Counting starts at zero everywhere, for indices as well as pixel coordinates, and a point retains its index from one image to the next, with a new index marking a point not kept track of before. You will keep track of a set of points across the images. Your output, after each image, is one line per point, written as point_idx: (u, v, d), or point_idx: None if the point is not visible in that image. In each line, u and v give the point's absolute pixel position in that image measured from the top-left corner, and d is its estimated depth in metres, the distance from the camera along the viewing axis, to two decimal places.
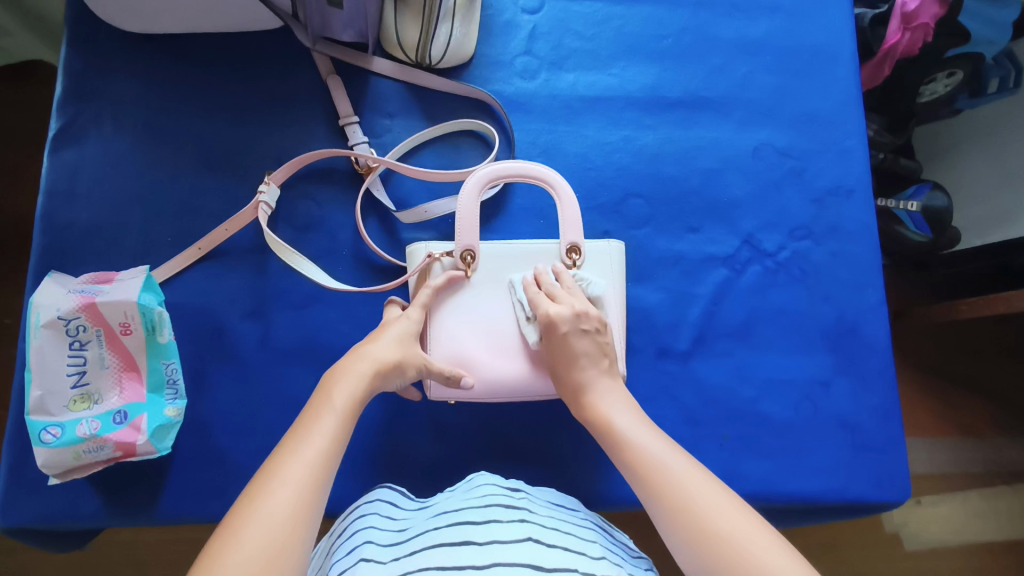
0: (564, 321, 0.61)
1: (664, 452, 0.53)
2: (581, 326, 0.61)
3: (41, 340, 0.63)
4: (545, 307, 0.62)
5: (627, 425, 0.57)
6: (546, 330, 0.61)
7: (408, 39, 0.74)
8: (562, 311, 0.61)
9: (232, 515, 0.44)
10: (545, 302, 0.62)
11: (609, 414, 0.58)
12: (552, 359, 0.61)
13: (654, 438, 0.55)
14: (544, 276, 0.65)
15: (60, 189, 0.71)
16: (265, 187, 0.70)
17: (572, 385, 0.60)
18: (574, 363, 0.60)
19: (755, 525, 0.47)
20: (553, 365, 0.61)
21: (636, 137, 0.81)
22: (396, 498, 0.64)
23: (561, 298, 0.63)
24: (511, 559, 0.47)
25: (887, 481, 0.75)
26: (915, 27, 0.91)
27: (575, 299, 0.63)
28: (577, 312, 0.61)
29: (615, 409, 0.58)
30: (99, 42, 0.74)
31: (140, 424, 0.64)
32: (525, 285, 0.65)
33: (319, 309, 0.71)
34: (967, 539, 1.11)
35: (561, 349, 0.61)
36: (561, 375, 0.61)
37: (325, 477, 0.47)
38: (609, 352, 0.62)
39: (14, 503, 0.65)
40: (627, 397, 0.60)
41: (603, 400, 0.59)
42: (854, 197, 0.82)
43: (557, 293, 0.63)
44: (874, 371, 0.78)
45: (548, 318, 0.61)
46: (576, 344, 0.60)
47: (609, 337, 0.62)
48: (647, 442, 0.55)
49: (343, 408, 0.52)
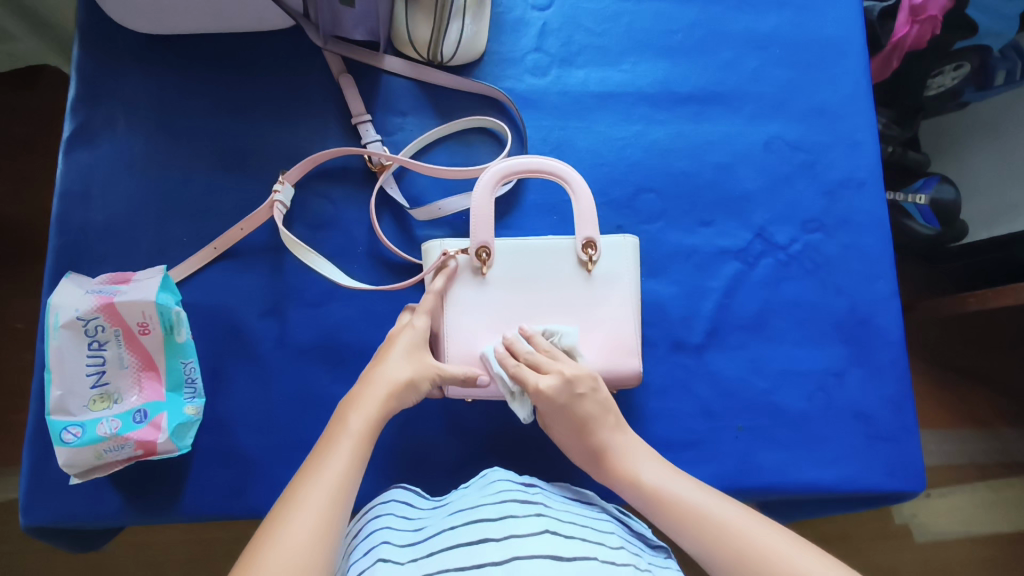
0: (559, 394, 0.60)
1: (703, 499, 0.54)
2: (577, 392, 0.60)
3: (60, 340, 0.63)
4: (534, 382, 0.60)
5: (654, 478, 0.58)
6: (542, 403, 0.60)
7: (419, 37, 0.74)
8: (554, 382, 0.60)
9: (253, 540, 0.44)
10: (531, 375, 0.61)
11: (636, 471, 0.59)
12: (565, 427, 0.62)
13: (688, 488, 0.56)
14: (518, 345, 0.63)
15: (75, 191, 0.72)
16: (280, 186, 0.70)
17: (592, 449, 0.61)
18: (588, 431, 0.61)
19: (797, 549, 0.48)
20: (568, 432, 0.62)
21: (647, 132, 0.81)
22: (411, 498, 0.64)
23: (545, 366, 0.61)
24: (530, 551, 0.47)
25: (902, 471, 0.75)
26: (923, 20, 0.92)
27: (560, 363, 0.62)
28: (567, 379, 0.60)
29: (642, 466, 0.59)
30: (112, 43, 0.74)
31: (160, 422, 0.64)
32: (500, 360, 0.62)
33: (335, 307, 0.72)
34: (977, 532, 1.11)
35: (571, 414, 0.61)
36: (580, 441, 0.62)
37: (344, 494, 0.48)
38: (612, 406, 0.62)
39: (36, 502, 0.65)
40: (648, 450, 0.61)
41: (627, 457, 0.60)
42: (866, 189, 0.82)
43: (539, 360, 0.62)
44: (888, 363, 0.78)
45: (540, 394, 0.60)
46: (580, 410, 0.60)
47: (604, 391, 0.62)
48: (685, 494, 0.55)
49: (358, 431, 0.52)
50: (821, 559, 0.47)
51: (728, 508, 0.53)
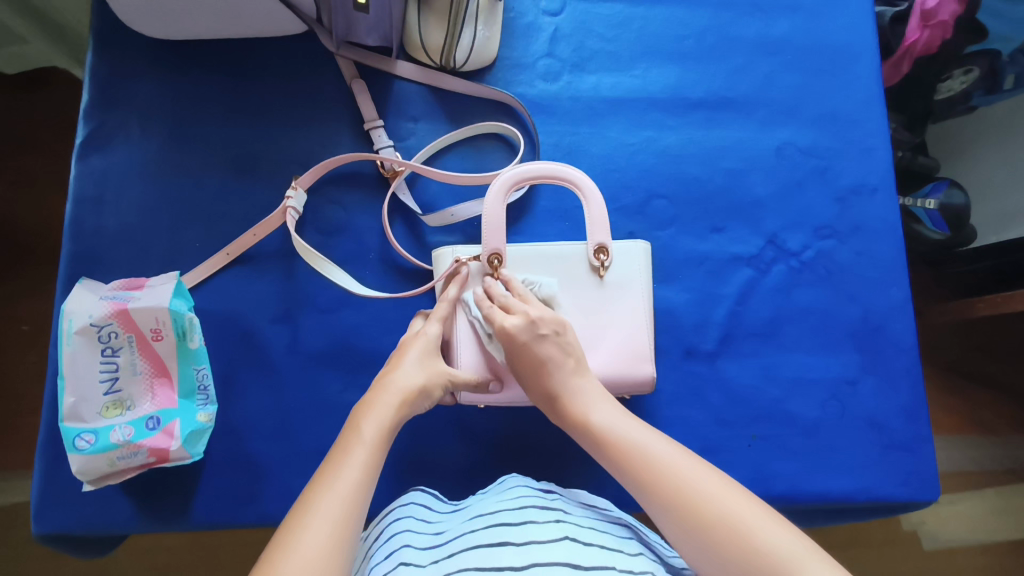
0: (521, 332, 0.58)
1: (646, 439, 0.53)
2: (539, 333, 0.59)
3: (74, 347, 0.63)
4: (500, 321, 0.59)
5: (605, 419, 0.56)
6: (504, 343, 0.59)
7: (432, 43, 0.74)
8: (518, 322, 0.59)
9: (267, 549, 0.44)
10: (499, 315, 0.60)
11: (587, 412, 0.57)
12: (523, 369, 0.59)
13: (635, 427, 0.55)
14: (494, 289, 0.63)
15: (87, 197, 0.72)
16: (292, 193, 0.70)
17: (549, 392, 0.59)
18: (547, 371, 0.58)
19: (733, 496, 0.48)
20: (526, 374, 0.60)
21: (659, 138, 0.81)
22: (431, 501, 0.64)
23: (514, 307, 0.60)
24: (548, 559, 0.47)
25: (915, 479, 0.74)
26: (933, 25, 0.92)
27: (530, 306, 0.61)
28: (531, 319, 0.59)
29: (595, 407, 0.57)
30: (125, 49, 0.74)
31: (173, 429, 0.64)
32: (478, 302, 0.62)
33: (346, 313, 0.71)
34: (985, 538, 1.11)
35: (531, 352, 0.58)
36: (536, 381, 0.59)
37: (359, 505, 0.47)
38: (576, 351, 0.60)
39: (48, 509, 0.65)
40: (604, 393, 0.59)
41: (582, 399, 0.58)
42: (878, 195, 0.82)
43: (511, 303, 0.61)
44: (901, 371, 0.78)
45: (505, 332, 0.59)
46: (540, 351, 0.59)
47: (571, 336, 0.60)
48: (633, 434, 0.54)
49: (373, 440, 0.52)
50: (753, 508, 0.47)
51: (672, 450, 0.52)
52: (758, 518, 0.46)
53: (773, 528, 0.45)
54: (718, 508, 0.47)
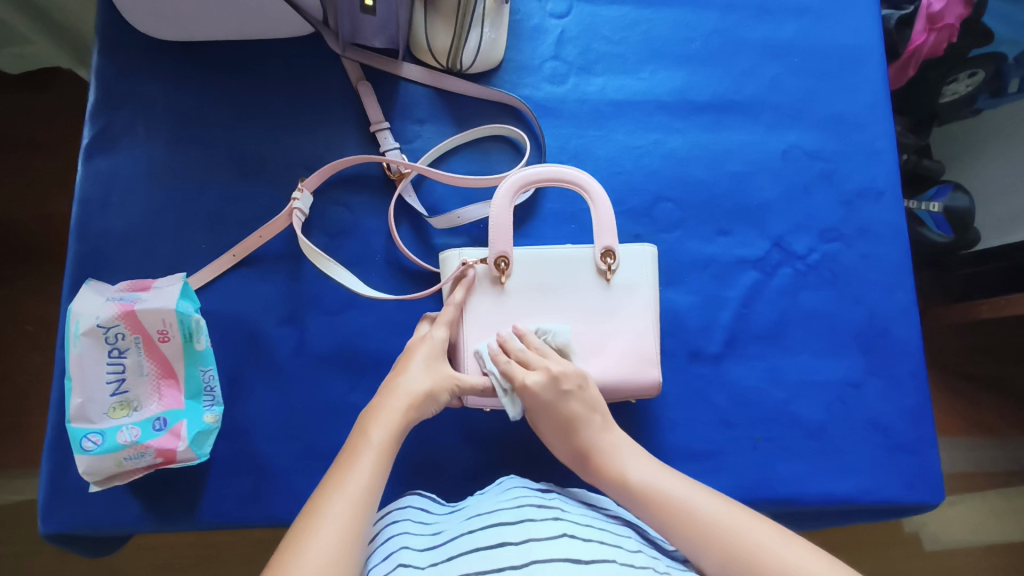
0: (544, 390, 0.61)
1: (688, 493, 0.54)
2: (562, 389, 0.61)
3: (81, 348, 0.63)
4: (521, 378, 0.61)
5: (641, 474, 0.57)
6: (528, 401, 0.61)
7: (439, 45, 0.74)
8: (540, 379, 0.61)
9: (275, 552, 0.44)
10: (519, 371, 0.61)
11: (623, 468, 0.58)
12: (551, 425, 0.62)
13: (674, 481, 0.56)
14: (510, 342, 0.63)
15: (94, 198, 0.72)
16: (298, 194, 0.70)
17: (579, 449, 0.61)
18: (574, 428, 0.61)
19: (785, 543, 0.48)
20: (555, 431, 0.62)
21: (665, 140, 0.81)
22: (427, 504, 0.64)
23: (534, 363, 0.62)
24: (548, 554, 0.47)
25: (920, 482, 0.75)
26: (940, 28, 0.91)
27: (549, 361, 0.62)
28: (554, 376, 0.61)
29: (631, 464, 0.59)
30: (132, 50, 0.74)
31: (179, 430, 0.64)
32: (493, 356, 0.62)
33: (352, 315, 0.72)
34: (988, 540, 1.11)
35: (558, 409, 0.61)
36: (567, 439, 0.62)
37: (367, 508, 0.48)
38: (600, 406, 0.62)
39: (55, 509, 0.65)
40: (637, 449, 0.61)
41: (615, 455, 0.60)
42: (884, 199, 0.82)
43: (529, 358, 0.62)
44: (905, 374, 0.77)
45: (528, 390, 0.61)
46: (565, 408, 0.61)
47: (592, 391, 0.62)
48: (674, 491, 0.55)
49: (380, 443, 0.52)
50: (807, 552, 0.48)
51: (718, 504, 0.53)
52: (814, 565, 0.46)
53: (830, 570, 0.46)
54: (775, 556, 0.47)
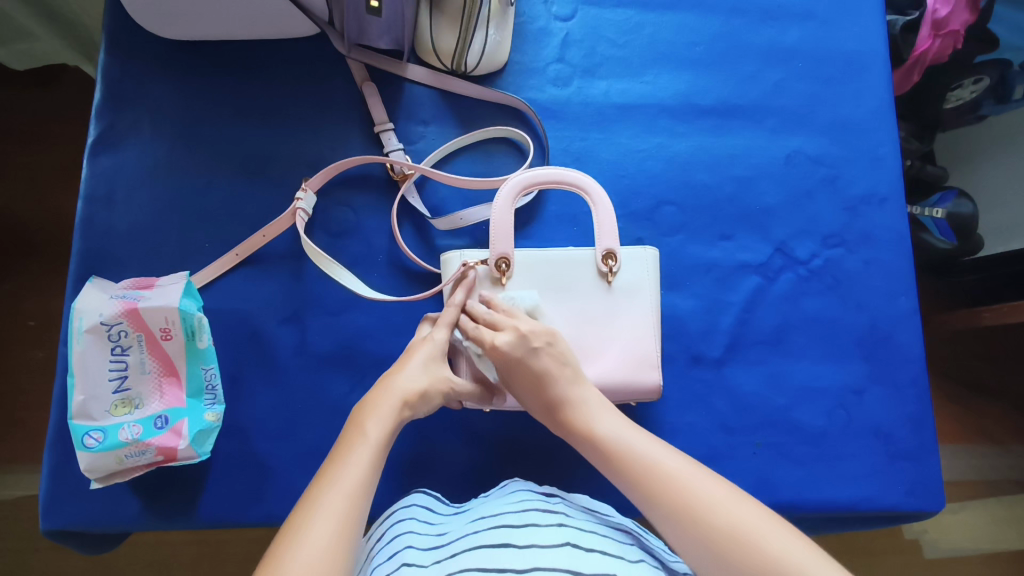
0: (513, 348, 0.58)
1: (654, 450, 0.53)
2: (532, 345, 0.59)
3: (83, 345, 0.63)
4: (490, 339, 0.59)
5: (610, 428, 0.56)
6: (497, 360, 0.59)
7: (444, 47, 0.74)
8: (509, 338, 0.59)
9: (272, 548, 0.44)
10: (487, 333, 0.60)
11: (591, 422, 0.57)
12: (523, 383, 0.59)
13: (640, 437, 0.54)
14: (476, 309, 0.63)
15: (98, 195, 0.72)
16: (302, 195, 0.70)
17: (549, 405, 0.59)
18: (546, 383, 0.58)
19: (746, 507, 0.48)
20: (527, 389, 0.60)
21: (669, 144, 0.81)
22: (432, 503, 0.64)
23: (502, 324, 0.60)
24: (550, 564, 0.47)
25: (921, 490, 0.74)
26: (945, 34, 0.92)
27: (517, 320, 0.61)
28: (522, 334, 0.59)
29: (599, 417, 0.57)
30: (138, 49, 0.75)
31: (180, 429, 0.64)
32: (462, 325, 0.62)
33: (355, 315, 0.72)
34: (987, 548, 1.10)
35: (528, 365, 0.58)
36: (538, 395, 0.59)
37: (362, 504, 0.48)
38: (570, 359, 0.60)
39: (56, 506, 0.65)
40: (605, 402, 0.59)
41: (585, 410, 0.57)
42: (888, 205, 0.82)
43: (496, 319, 0.61)
44: (907, 381, 0.77)
45: (497, 350, 0.59)
46: (536, 364, 0.58)
47: (562, 345, 0.60)
48: (638, 444, 0.54)
49: (376, 439, 0.52)
50: (768, 520, 0.47)
51: (680, 461, 0.52)
52: (773, 530, 0.46)
53: (783, 537, 0.45)
54: (731, 519, 0.47)
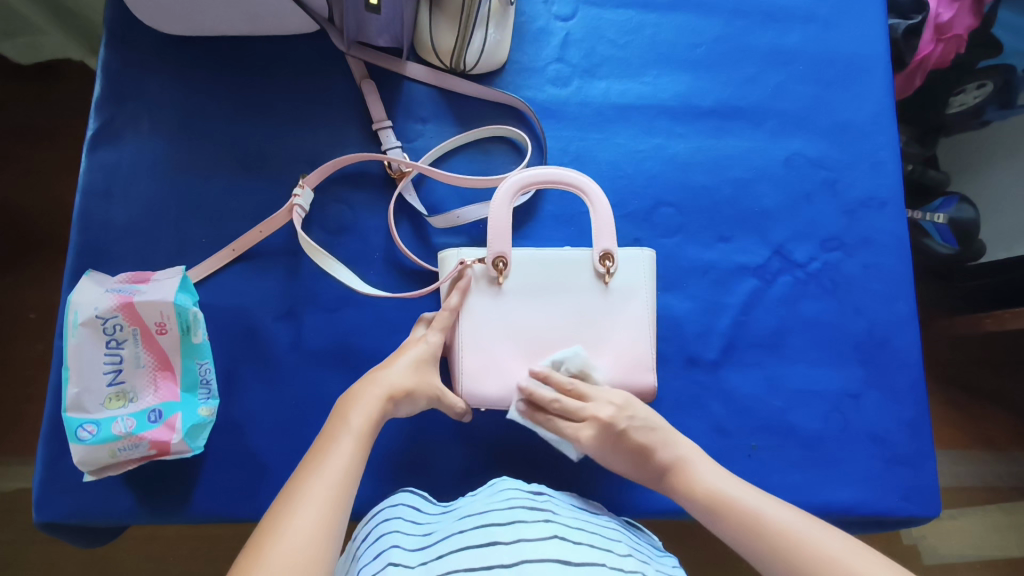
0: (602, 438, 0.63)
1: (759, 502, 0.55)
2: (616, 431, 0.62)
3: (79, 338, 0.64)
4: (574, 435, 0.64)
5: (711, 481, 0.58)
6: (587, 450, 0.64)
7: (443, 45, 0.74)
8: (592, 429, 0.63)
9: (257, 533, 0.45)
10: (569, 426, 0.64)
11: (694, 476, 0.59)
12: (622, 459, 0.63)
13: (744, 490, 0.57)
14: (538, 395, 0.64)
15: (97, 189, 0.72)
16: (299, 191, 0.70)
17: (654, 472, 0.62)
18: (647, 455, 0.62)
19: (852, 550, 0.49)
20: (626, 462, 0.63)
21: (667, 145, 0.80)
22: (419, 502, 0.64)
23: (578, 414, 0.64)
24: (539, 555, 0.47)
25: (917, 495, 0.74)
26: (948, 38, 0.92)
27: (592, 404, 0.64)
28: (604, 423, 0.62)
29: (701, 472, 0.60)
30: (138, 45, 0.75)
31: (174, 423, 0.65)
32: (529, 417, 0.65)
33: (351, 312, 0.72)
34: (986, 555, 1.10)
35: (622, 447, 0.63)
36: (641, 466, 0.63)
37: (347, 489, 0.49)
38: (656, 423, 0.63)
39: (49, 498, 0.65)
40: (705, 457, 0.62)
41: (689, 468, 0.60)
42: (888, 209, 0.81)
43: (569, 406, 0.64)
44: (905, 386, 0.77)
45: (586, 444, 0.63)
46: (630, 445, 0.62)
47: (640, 411, 0.63)
48: (742, 497, 0.56)
49: (358, 428, 0.54)
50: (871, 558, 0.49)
51: (792, 514, 0.53)
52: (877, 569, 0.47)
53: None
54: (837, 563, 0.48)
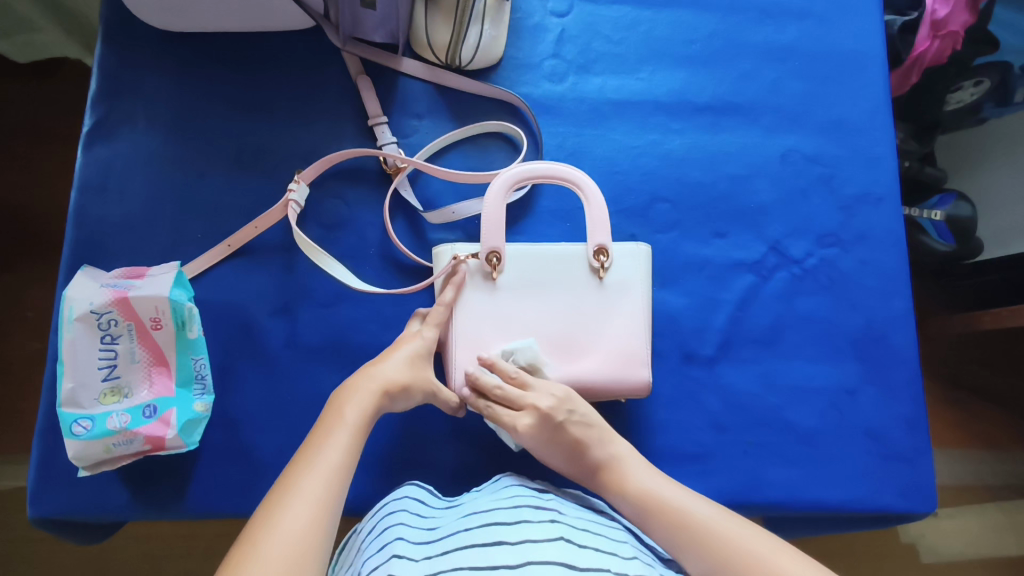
0: (538, 429, 0.62)
1: (686, 500, 0.57)
2: (555, 422, 0.61)
3: (75, 333, 0.63)
4: (510, 422, 0.63)
5: (645, 480, 0.59)
6: (524, 439, 0.63)
7: (438, 40, 0.74)
8: (530, 420, 0.62)
9: (248, 526, 0.45)
10: (506, 412, 0.63)
11: (625, 477, 0.60)
12: (558, 452, 0.63)
13: (671, 489, 0.58)
14: (482, 381, 0.63)
15: (93, 185, 0.72)
16: (294, 186, 0.71)
17: (588, 467, 0.62)
18: (582, 450, 0.62)
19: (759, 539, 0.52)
20: (562, 456, 0.63)
21: (663, 142, 0.81)
22: (425, 496, 0.64)
23: (518, 403, 0.63)
24: (544, 557, 0.47)
25: (913, 492, 0.74)
26: (944, 36, 0.91)
27: (531, 394, 0.63)
28: (542, 414, 0.62)
29: (633, 471, 0.61)
30: (135, 41, 0.75)
31: (169, 418, 0.65)
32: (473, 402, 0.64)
33: (346, 307, 0.72)
34: (984, 554, 1.09)
35: (559, 440, 0.62)
36: (576, 461, 0.63)
37: (340, 483, 0.49)
38: (595, 420, 0.62)
39: (44, 494, 0.65)
40: (642, 459, 0.62)
41: (624, 467, 0.61)
42: (883, 205, 0.81)
43: (510, 395, 0.63)
44: (901, 381, 0.77)
45: (523, 433, 0.62)
46: (567, 438, 0.62)
47: (581, 407, 0.63)
48: (670, 495, 0.57)
49: (354, 424, 0.54)
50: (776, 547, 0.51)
51: (715, 513, 0.55)
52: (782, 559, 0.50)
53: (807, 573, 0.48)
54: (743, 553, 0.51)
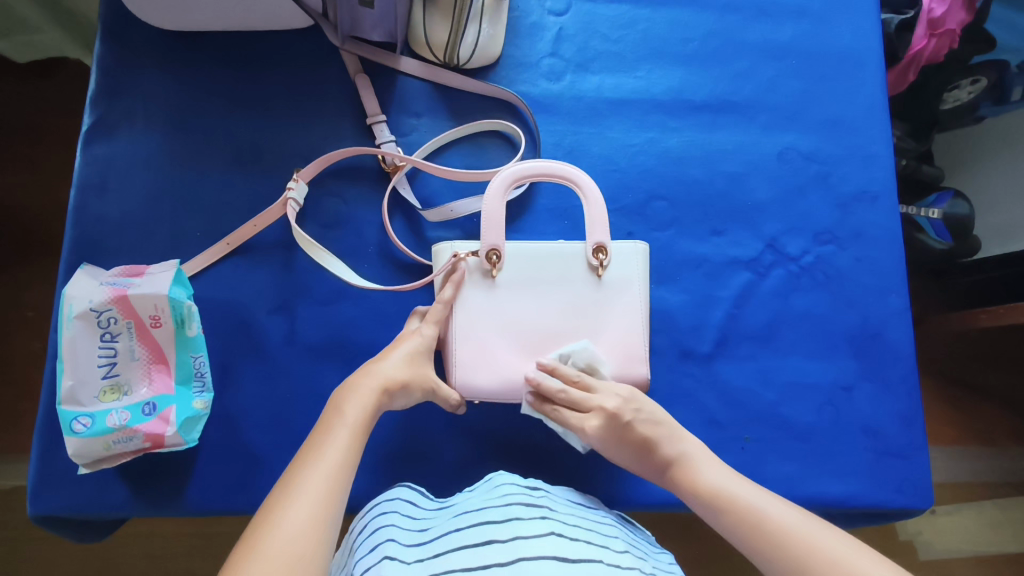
0: (607, 430, 0.63)
1: (757, 498, 0.55)
2: (623, 422, 0.62)
3: (74, 331, 0.64)
4: (580, 425, 0.64)
5: (716, 478, 0.58)
6: (593, 441, 0.64)
7: (437, 39, 0.74)
8: (598, 421, 0.63)
9: (252, 526, 0.45)
10: (574, 416, 0.64)
11: (695, 473, 0.59)
12: (625, 452, 0.63)
13: (747, 488, 0.56)
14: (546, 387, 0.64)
15: (92, 183, 0.72)
16: (293, 184, 0.71)
17: (656, 467, 0.62)
18: (651, 448, 0.62)
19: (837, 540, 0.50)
20: (630, 455, 0.63)
21: (660, 140, 0.81)
22: (415, 497, 0.64)
23: (585, 405, 0.64)
24: (537, 552, 0.48)
25: (910, 487, 0.74)
26: (941, 34, 0.90)
27: (597, 397, 0.64)
28: (611, 415, 0.62)
29: (703, 467, 0.60)
30: (133, 39, 0.75)
31: (168, 415, 0.65)
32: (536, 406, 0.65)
33: (345, 305, 0.72)
34: (981, 550, 1.10)
35: (628, 440, 0.63)
36: (644, 459, 0.63)
37: (341, 481, 0.49)
38: (661, 417, 0.63)
39: (44, 491, 0.65)
40: (710, 455, 0.61)
41: (692, 463, 0.60)
42: (880, 203, 0.82)
43: (575, 398, 0.64)
44: (897, 378, 0.77)
45: (593, 435, 0.63)
46: (635, 438, 0.62)
47: (644, 404, 0.63)
48: (743, 493, 0.56)
49: (354, 421, 0.55)
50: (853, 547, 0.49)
51: (793, 513, 0.53)
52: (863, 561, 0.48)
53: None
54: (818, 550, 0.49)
